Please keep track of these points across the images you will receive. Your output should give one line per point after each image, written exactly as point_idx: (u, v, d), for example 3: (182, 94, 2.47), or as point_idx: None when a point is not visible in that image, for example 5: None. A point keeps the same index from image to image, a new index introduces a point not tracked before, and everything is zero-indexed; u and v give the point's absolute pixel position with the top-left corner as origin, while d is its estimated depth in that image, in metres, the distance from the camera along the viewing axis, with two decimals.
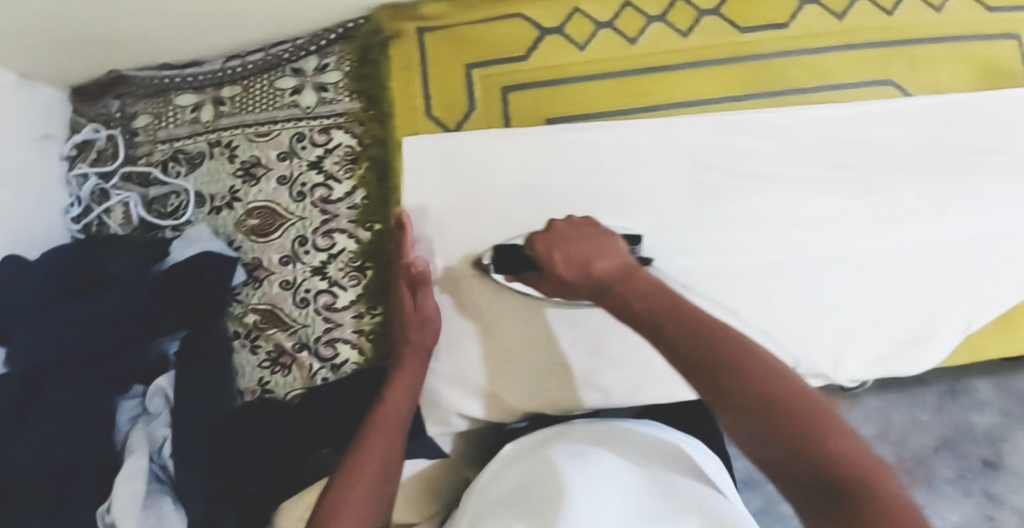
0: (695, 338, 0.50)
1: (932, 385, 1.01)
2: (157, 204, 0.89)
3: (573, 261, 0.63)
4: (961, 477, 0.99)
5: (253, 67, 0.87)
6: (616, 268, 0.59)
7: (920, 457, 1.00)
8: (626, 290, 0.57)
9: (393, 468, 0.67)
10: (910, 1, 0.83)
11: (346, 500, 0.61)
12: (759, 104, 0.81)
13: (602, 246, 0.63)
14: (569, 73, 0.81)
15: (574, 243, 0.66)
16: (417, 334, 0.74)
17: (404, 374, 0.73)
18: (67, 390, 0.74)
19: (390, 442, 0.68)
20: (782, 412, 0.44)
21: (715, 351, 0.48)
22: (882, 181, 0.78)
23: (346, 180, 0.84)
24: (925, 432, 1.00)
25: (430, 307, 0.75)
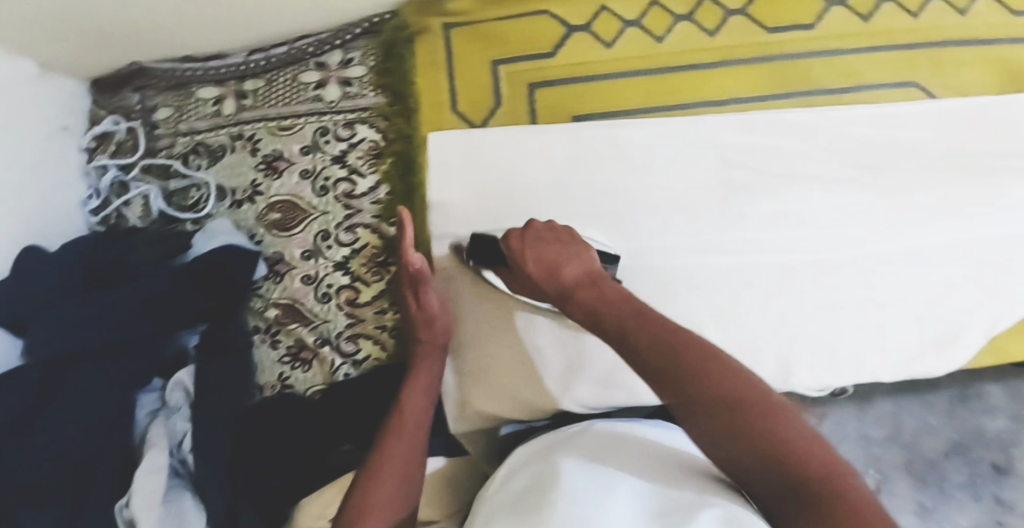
0: (658, 347, 0.51)
1: (941, 389, 0.92)
2: (177, 198, 0.89)
3: (542, 265, 0.67)
4: (972, 484, 0.90)
5: (276, 61, 0.86)
6: (582, 276, 0.64)
7: (930, 461, 0.92)
8: (592, 298, 0.60)
9: (416, 467, 0.65)
10: (934, 4, 0.83)
11: (370, 503, 0.60)
12: (785, 105, 0.81)
13: (573, 253, 0.67)
14: (596, 70, 0.81)
15: (544, 245, 0.68)
16: (427, 333, 0.74)
17: (420, 373, 0.73)
18: (86, 383, 0.73)
19: (412, 443, 0.66)
20: (748, 417, 0.45)
21: (679, 358, 0.49)
22: (907, 182, 0.79)
23: (369, 175, 0.84)
24: (935, 437, 0.91)
25: (435, 307, 0.74)
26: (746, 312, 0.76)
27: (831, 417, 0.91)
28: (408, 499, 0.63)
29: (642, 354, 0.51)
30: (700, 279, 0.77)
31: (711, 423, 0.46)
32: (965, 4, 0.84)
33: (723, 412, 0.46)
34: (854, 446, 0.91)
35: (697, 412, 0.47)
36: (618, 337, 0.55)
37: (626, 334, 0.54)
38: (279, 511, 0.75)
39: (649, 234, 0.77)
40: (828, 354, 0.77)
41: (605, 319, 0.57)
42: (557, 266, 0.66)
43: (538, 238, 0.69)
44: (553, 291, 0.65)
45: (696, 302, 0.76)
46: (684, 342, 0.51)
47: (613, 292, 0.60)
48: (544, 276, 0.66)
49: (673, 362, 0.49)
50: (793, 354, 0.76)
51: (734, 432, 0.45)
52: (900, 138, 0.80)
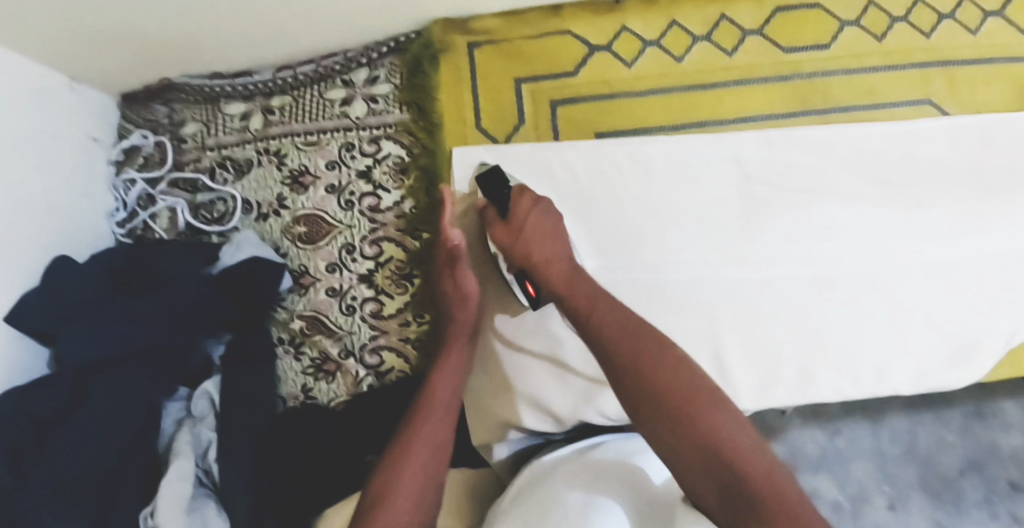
0: (627, 347, 0.61)
1: (957, 405, 0.93)
2: (203, 211, 0.90)
3: (535, 237, 0.72)
4: (988, 500, 0.90)
5: (304, 78, 0.88)
6: (562, 259, 0.70)
7: (947, 480, 0.91)
8: (572, 285, 0.67)
9: (444, 445, 0.66)
10: (947, 25, 0.85)
11: (395, 486, 0.60)
12: (803, 122, 0.84)
13: (557, 240, 0.72)
14: (619, 89, 0.84)
15: (543, 220, 0.73)
16: (461, 313, 0.75)
17: (453, 356, 0.73)
18: (114, 391, 0.73)
19: (440, 423, 0.67)
20: (688, 410, 0.55)
21: (645, 361, 0.59)
22: (925, 198, 0.80)
23: (394, 190, 0.85)
24: (950, 451, 0.91)
25: (467, 287, 0.75)
26: (768, 325, 0.77)
27: (845, 432, 0.91)
28: (438, 477, 0.63)
29: (609, 355, 0.61)
30: (722, 292, 0.77)
31: (659, 419, 0.56)
32: (975, 25, 0.86)
33: (673, 408, 0.56)
34: (868, 460, 0.91)
35: (651, 408, 0.56)
36: (590, 337, 0.63)
37: (596, 335, 0.63)
38: (297, 521, 0.74)
39: (672, 247, 0.78)
40: (848, 366, 0.77)
41: (581, 314, 0.65)
42: (545, 242, 0.71)
43: (540, 213, 0.74)
44: (536, 259, 0.70)
45: (719, 314, 0.77)
46: (649, 348, 0.60)
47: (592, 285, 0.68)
48: (535, 245, 0.71)
49: (639, 364, 0.59)
50: (815, 367, 0.77)
51: (677, 422, 0.55)
52: (918, 153, 0.82)
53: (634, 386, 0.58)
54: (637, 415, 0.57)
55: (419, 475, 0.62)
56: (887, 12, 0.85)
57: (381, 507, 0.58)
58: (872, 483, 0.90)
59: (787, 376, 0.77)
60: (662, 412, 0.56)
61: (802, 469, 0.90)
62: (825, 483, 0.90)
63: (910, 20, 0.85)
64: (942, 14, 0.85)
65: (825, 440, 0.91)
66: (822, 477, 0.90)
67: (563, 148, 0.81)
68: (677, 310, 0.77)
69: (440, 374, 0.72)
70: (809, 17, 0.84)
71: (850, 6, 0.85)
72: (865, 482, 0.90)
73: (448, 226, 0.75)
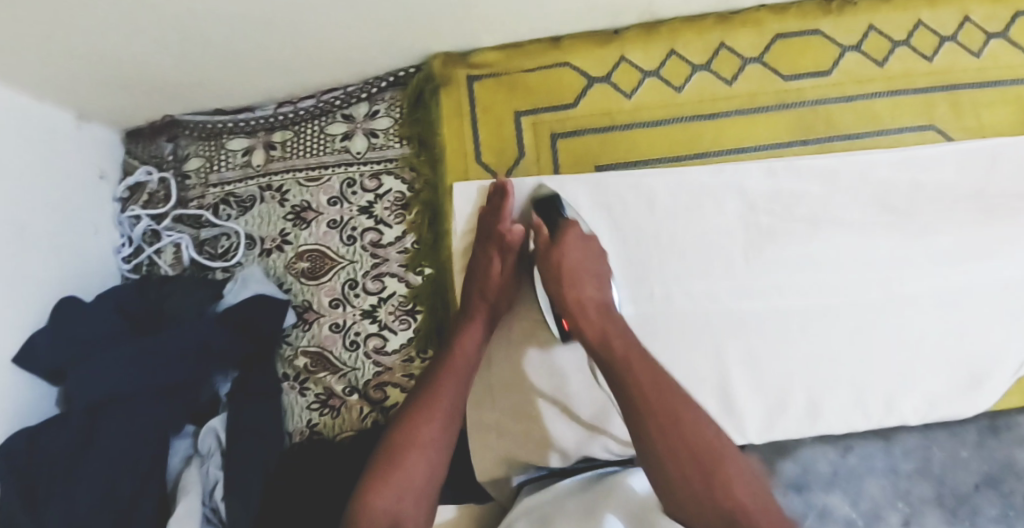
0: (637, 356, 0.64)
1: (970, 421, 0.85)
2: (207, 246, 0.90)
3: (574, 276, 0.72)
4: (1004, 516, 0.81)
5: (305, 114, 0.89)
6: (597, 302, 0.71)
7: (960, 495, 0.82)
8: (605, 325, 0.68)
9: (452, 429, 0.71)
10: (950, 47, 0.84)
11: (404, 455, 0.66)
12: (806, 150, 0.83)
13: (594, 277, 0.72)
14: (620, 119, 0.84)
15: (584, 260, 0.73)
16: (495, 298, 0.77)
17: (471, 337, 0.75)
18: (123, 433, 0.73)
19: (456, 404, 0.72)
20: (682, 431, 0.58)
21: (664, 393, 0.60)
22: (931, 225, 0.80)
23: (396, 225, 0.86)
24: (964, 468, 0.83)
25: (495, 279, 0.77)
26: (774, 354, 0.77)
27: (856, 449, 0.83)
28: (443, 459, 0.69)
29: (628, 383, 0.62)
30: (723, 323, 0.78)
31: (667, 452, 0.57)
32: (978, 47, 0.85)
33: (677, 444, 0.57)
34: (880, 477, 0.81)
35: (665, 442, 0.57)
36: (613, 370, 0.64)
37: (618, 367, 0.64)
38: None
39: (676, 279, 0.78)
40: (856, 396, 0.77)
41: (610, 354, 0.65)
42: (584, 282, 0.71)
43: (584, 250, 0.74)
44: (569, 298, 0.71)
45: (724, 345, 0.77)
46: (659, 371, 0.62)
47: (623, 330, 0.68)
48: (571, 286, 0.71)
49: (657, 396, 0.60)
50: (823, 396, 0.77)
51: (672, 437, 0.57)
52: (923, 180, 0.81)
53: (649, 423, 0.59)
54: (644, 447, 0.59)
55: (423, 469, 0.66)
56: (888, 35, 0.84)
57: (387, 475, 0.65)
58: (885, 500, 0.81)
59: (794, 406, 0.77)
60: (674, 448, 0.57)
61: (814, 486, 0.81)
62: (837, 501, 0.80)
63: (912, 43, 0.84)
64: (944, 37, 0.85)
65: (837, 457, 0.82)
66: (834, 495, 0.81)
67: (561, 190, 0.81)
68: (684, 343, 0.77)
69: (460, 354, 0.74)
70: (810, 44, 0.84)
71: (850, 30, 0.84)
72: (878, 499, 0.81)
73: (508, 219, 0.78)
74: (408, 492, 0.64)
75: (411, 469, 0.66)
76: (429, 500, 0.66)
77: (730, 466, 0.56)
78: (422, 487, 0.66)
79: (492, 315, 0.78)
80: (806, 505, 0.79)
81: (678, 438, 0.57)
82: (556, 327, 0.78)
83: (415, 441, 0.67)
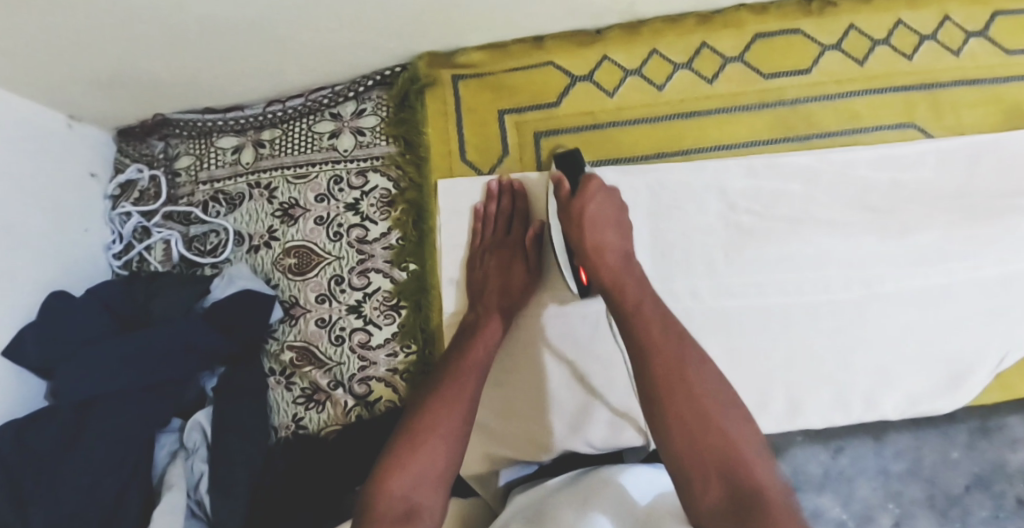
0: (664, 333, 0.64)
1: (963, 422, 0.92)
2: (196, 243, 0.92)
3: (594, 223, 0.72)
4: (995, 517, 0.89)
5: (293, 112, 0.90)
6: (617, 251, 0.71)
7: (952, 496, 0.90)
8: (624, 277, 0.69)
9: (471, 419, 0.68)
10: (929, 47, 0.85)
11: (424, 441, 0.64)
12: (786, 149, 0.84)
13: (614, 228, 0.73)
14: (603, 118, 0.85)
15: (604, 209, 0.74)
16: (511, 297, 0.79)
17: (490, 330, 0.76)
18: (107, 426, 0.74)
19: (477, 390, 0.70)
20: (704, 414, 0.59)
21: (678, 356, 0.62)
22: (912, 223, 0.80)
23: (382, 222, 0.87)
24: (956, 469, 0.90)
25: (517, 281, 0.80)
26: (757, 353, 0.78)
27: (848, 450, 0.90)
28: (462, 449, 0.66)
29: (643, 343, 0.63)
30: (706, 319, 0.78)
31: (677, 415, 0.59)
32: (957, 46, 0.85)
33: (698, 424, 0.58)
34: (872, 479, 0.90)
35: (675, 405, 0.59)
36: (627, 326, 0.65)
37: (634, 324, 0.65)
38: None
39: (657, 275, 0.79)
40: (838, 394, 0.78)
41: (626, 305, 0.66)
42: (601, 230, 0.72)
43: (604, 199, 0.74)
44: (589, 245, 0.71)
45: (707, 342, 0.78)
46: (682, 349, 0.62)
47: (640, 284, 0.69)
48: (592, 233, 0.71)
49: (671, 359, 0.61)
50: (805, 395, 0.77)
51: (694, 421, 0.58)
52: (905, 179, 0.82)
53: (662, 390, 0.60)
54: (654, 406, 0.60)
55: (443, 455, 0.64)
56: (868, 35, 0.85)
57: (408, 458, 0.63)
58: (877, 501, 0.90)
59: (777, 405, 0.77)
60: (683, 410, 0.59)
61: (806, 489, 0.89)
62: (828, 501, 0.89)
63: (892, 42, 0.85)
64: (923, 36, 0.85)
65: (828, 458, 0.90)
66: (825, 495, 0.89)
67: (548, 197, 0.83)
68: None
69: (478, 345, 0.74)
70: (790, 43, 0.85)
71: (830, 30, 0.85)
72: (870, 501, 0.89)
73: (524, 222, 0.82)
74: (428, 479, 0.63)
75: (430, 455, 0.64)
76: (447, 489, 0.64)
77: (735, 432, 0.59)
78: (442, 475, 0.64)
79: (510, 309, 0.79)
80: (803, 503, 0.88)
81: (691, 405, 0.59)
82: (574, 282, 0.79)
83: (436, 426, 0.66)
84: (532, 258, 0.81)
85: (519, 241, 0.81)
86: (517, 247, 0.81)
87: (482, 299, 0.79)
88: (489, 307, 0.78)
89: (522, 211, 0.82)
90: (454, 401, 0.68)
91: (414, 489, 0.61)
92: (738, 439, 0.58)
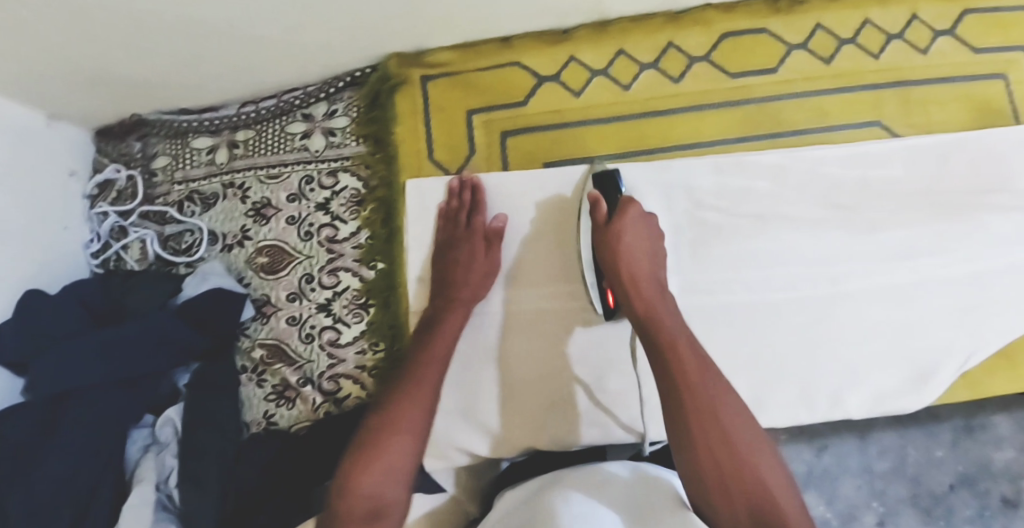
0: (694, 358, 0.63)
1: (946, 421, 0.97)
2: (171, 242, 0.93)
3: (631, 253, 0.72)
4: (979, 515, 0.96)
5: (266, 113, 0.91)
6: (651, 280, 0.71)
7: (936, 495, 0.96)
8: (656, 307, 0.68)
9: (430, 413, 0.69)
10: (896, 45, 0.85)
11: (384, 445, 0.64)
12: (752, 147, 0.84)
13: (653, 255, 0.72)
14: (569, 117, 0.85)
15: (642, 236, 0.73)
16: (473, 287, 0.79)
17: (449, 324, 0.76)
18: (78, 421, 0.75)
19: (436, 380, 0.71)
20: (728, 442, 0.58)
21: (707, 386, 0.61)
22: (879, 221, 0.80)
23: (351, 221, 0.88)
24: (940, 468, 0.96)
25: (478, 274, 0.79)
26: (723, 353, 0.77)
27: (831, 449, 0.96)
28: (424, 443, 0.67)
29: (672, 371, 0.62)
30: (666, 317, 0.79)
31: (705, 444, 0.58)
32: (926, 44, 0.85)
33: (727, 454, 0.58)
34: (857, 478, 0.96)
35: (703, 435, 0.58)
36: (657, 350, 0.64)
37: (664, 352, 0.63)
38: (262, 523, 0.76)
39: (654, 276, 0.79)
40: (802, 393, 0.77)
41: (658, 332, 0.65)
42: (638, 258, 0.71)
43: (641, 228, 0.74)
44: (623, 273, 0.71)
45: None
46: (715, 378, 0.61)
47: (674, 314, 0.67)
48: (627, 261, 0.71)
49: (700, 390, 0.60)
50: (770, 394, 0.77)
51: (722, 453, 0.58)
52: (873, 177, 0.81)
53: (691, 416, 0.59)
54: (679, 431, 0.59)
55: (407, 453, 0.65)
56: (836, 34, 0.85)
57: (370, 456, 0.63)
58: (861, 500, 0.96)
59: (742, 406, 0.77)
60: (709, 439, 0.58)
61: None
62: (814, 499, 0.95)
63: (860, 41, 0.85)
64: (891, 34, 0.85)
65: (812, 457, 0.96)
66: (810, 494, 0.95)
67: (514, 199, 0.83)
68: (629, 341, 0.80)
69: (438, 339, 0.75)
70: (757, 42, 0.85)
71: (798, 29, 0.85)
72: (854, 501, 0.96)
73: (483, 213, 0.82)
74: (393, 475, 0.63)
75: (393, 452, 0.64)
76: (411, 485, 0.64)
77: (763, 466, 0.57)
78: (405, 471, 0.64)
79: (472, 301, 0.79)
80: None
81: (720, 435, 0.58)
82: (601, 304, 0.80)
83: (400, 422, 0.66)
84: (487, 250, 0.80)
85: (477, 233, 0.81)
86: (477, 238, 0.80)
87: (442, 292, 0.79)
88: (450, 300, 0.78)
89: (481, 204, 0.82)
90: (416, 400, 0.68)
91: (379, 490, 0.62)
92: (765, 474, 0.57)
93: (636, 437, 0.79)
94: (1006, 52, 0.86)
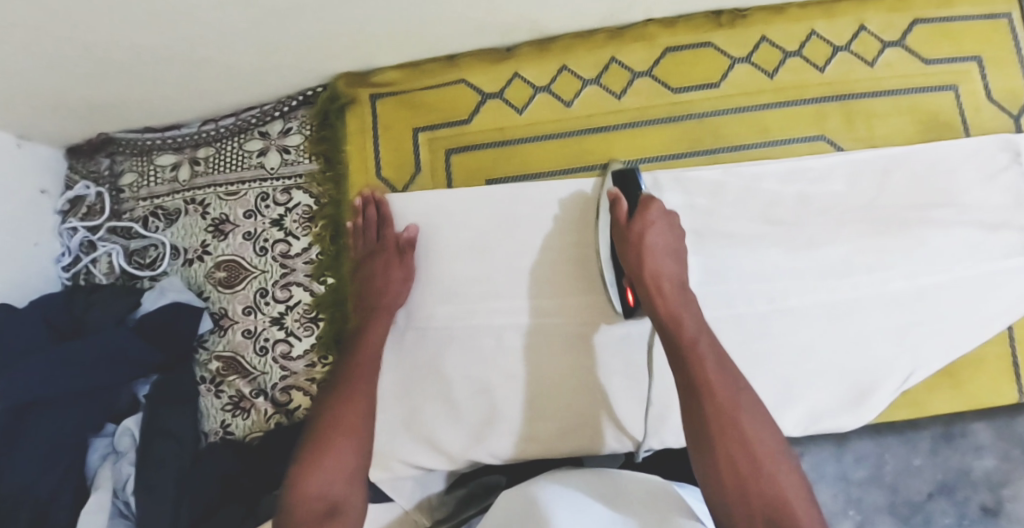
0: (713, 364, 0.64)
1: (925, 429, 0.96)
2: (137, 256, 0.96)
3: (655, 252, 0.72)
4: (959, 523, 0.95)
5: (224, 131, 0.94)
6: (675, 279, 0.71)
7: (914, 504, 0.95)
8: (679, 308, 0.69)
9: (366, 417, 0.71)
10: (843, 57, 0.85)
11: (330, 447, 0.68)
12: (693, 163, 0.85)
13: (678, 256, 0.73)
14: (511, 134, 0.87)
15: (665, 237, 0.74)
16: (388, 295, 0.79)
17: (375, 329, 0.78)
18: (41, 434, 0.78)
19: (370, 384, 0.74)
20: (747, 446, 0.59)
21: (728, 395, 0.62)
22: (822, 235, 0.80)
23: (303, 237, 0.91)
24: (918, 477, 0.95)
25: (394, 283, 0.80)
26: (657, 367, 0.80)
27: (808, 457, 0.96)
28: (367, 445, 0.70)
29: (696, 378, 0.63)
30: (601, 337, 0.80)
31: (725, 447, 0.59)
32: (873, 56, 0.85)
33: (745, 460, 0.59)
34: (832, 485, 0.96)
35: (722, 445, 0.59)
36: (679, 356, 0.65)
37: (686, 359, 0.65)
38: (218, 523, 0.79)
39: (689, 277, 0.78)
40: None
41: (681, 338, 0.66)
42: (663, 257, 0.72)
43: (663, 227, 0.74)
44: (647, 273, 0.71)
45: (609, 358, 0.80)
46: (736, 384, 0.63)
47: (695, 317, 0.69)
48: (652, 261, 0.71)
49: (723, 399, 0.61)
50: None
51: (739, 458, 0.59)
52: (813, 192, 0.81)
53: (713, 423, 0.60)
54: (699, 436, 0.61)
55: (351, 456, 0.68)
56: (781, 47, 0.85)
57: (323, 453, 0.67)
58: (837, 508, 0.96)
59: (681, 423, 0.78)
60: (729, 444, 0.60)
61: None
62: None
63: (805, 54, 0.85)
64: (838, 47, 0.85)
65: None
66: None
67: (461, 214, 0.84)
68: (575, 356, 0.80)
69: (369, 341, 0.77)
70: (699, 57, 0.85)
71: (741, 42, 0.85)
72: (830, 507, 0.96)
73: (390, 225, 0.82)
74: (341, 474, 0.67)
75: (340, 452, 0.68)
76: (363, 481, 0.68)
77: (779, 472, 0.58)
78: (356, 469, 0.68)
79: (394, 308, 0.79)
80: None
81: (741, 445, 0.59)
82: (619, 302, 0.78)
83: (347, 424, 0.70)
84: (391, 253, 0.81)
85: (388, 240, 0.81)
86: (387, 248, 0.81)
87: (364, 301, 0.80)
88: (375, 304, 0.79)
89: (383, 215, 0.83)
90: (355, 404, 0.71)
91: (326, 491, 0.65)
92: (782, 480, 0.58)
93: (634, 446, 0.79)
94: (957, 63, 0.85)
